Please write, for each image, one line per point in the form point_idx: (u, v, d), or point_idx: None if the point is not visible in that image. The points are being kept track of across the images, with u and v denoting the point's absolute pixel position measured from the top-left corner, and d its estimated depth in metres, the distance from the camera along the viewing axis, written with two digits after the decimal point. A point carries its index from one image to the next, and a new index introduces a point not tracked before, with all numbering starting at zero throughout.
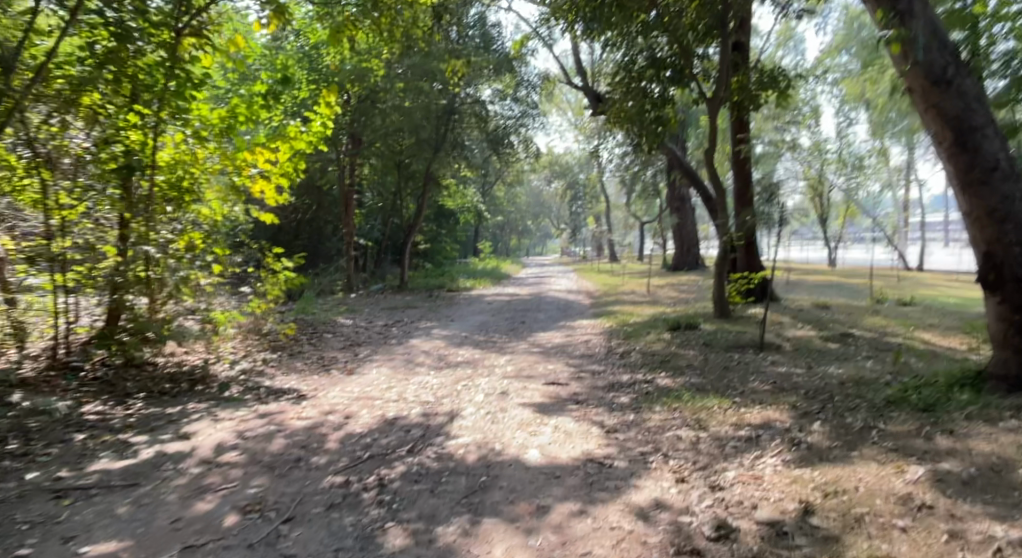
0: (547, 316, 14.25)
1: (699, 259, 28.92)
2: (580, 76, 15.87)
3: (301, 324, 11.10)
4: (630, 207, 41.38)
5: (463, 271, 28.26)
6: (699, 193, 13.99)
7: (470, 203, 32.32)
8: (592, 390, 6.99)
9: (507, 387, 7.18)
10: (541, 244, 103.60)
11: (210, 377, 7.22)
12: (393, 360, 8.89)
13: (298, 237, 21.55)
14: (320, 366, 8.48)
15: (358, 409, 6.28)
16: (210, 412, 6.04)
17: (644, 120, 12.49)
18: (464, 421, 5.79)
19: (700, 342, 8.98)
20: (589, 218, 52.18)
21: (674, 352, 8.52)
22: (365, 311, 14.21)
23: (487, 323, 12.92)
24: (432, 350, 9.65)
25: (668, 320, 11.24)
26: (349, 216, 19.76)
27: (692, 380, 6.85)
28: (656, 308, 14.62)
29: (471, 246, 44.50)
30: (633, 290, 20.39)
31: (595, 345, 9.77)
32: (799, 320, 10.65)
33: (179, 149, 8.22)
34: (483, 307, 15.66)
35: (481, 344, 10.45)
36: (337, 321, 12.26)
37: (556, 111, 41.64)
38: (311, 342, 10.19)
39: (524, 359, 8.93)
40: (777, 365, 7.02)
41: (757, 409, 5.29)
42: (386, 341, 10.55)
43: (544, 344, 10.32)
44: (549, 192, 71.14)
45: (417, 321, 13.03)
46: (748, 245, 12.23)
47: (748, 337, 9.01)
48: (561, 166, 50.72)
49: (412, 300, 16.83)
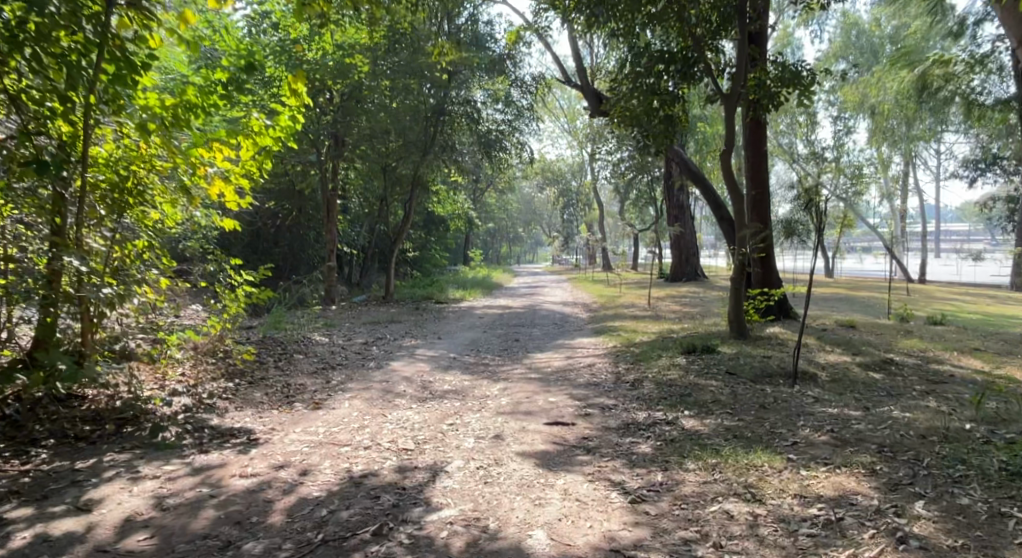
0: (543, 334, 13.05)
1: (698, 269, 27.83)
2: (578, 74, 14.79)
3: (269, 344, 9.85)
4: (624, 214, 40.36)
5: (452, 280, 27.10)
6: (708, 201, 12.85)
7: (460, 209, 31.16)
8: (604, 434, 5.83)
9: (502, 430, 5.99)
10: (533, 253, 102.58)
11: (145, 415, 5.97)
12: (369, 388, 7.69)
13: (278, 244, 20.31)
14: (282, 398, 7.24)
15: (318, 461, 5.09)
16: (130, 465, 4.84)
17: (652, 119, 11.34)
18: (448, 482, 4.62)
19: (722, 369, 7.82)
20: (582, 226, 51.24)
21: (695, 383, 7.36)
22: (344, 327, 12.99)
23: (477, 342, 11.71)
24: (416, 377, 8.44)
25: (680, 341, 10.06)
26: (332, 222, 18.56)
27: (724, 423, 5.69)
28: (662, 325, 13.43)
29: (462, 253, 43.35)
30: (632, 302, 19.28)
31: (601, 370, 8.64)
32: (827, 342, 9.55)
33: (122, 144, 7.04)
34: (473, 322, 14.46)
35: (471, 368, 9.26)
36: (311, 340, 11.01)
37: (549, 117, 40.64)
38: (277, 365, 8.95)
39: (521, 389, 7.78)
40: (826, 405, 5.89)
41: (824, 473, 4.13)
42: (364, 364, 9.33)
43: (542, 369, 9.14)
44: (541, 199, 70.19)
45: (400, 339, 11.80)
46: (764, 257, 11.08)
47: (777, 366, 7.87)
48: (553, 173, 49.75)
49: (397, 314, 15.62)
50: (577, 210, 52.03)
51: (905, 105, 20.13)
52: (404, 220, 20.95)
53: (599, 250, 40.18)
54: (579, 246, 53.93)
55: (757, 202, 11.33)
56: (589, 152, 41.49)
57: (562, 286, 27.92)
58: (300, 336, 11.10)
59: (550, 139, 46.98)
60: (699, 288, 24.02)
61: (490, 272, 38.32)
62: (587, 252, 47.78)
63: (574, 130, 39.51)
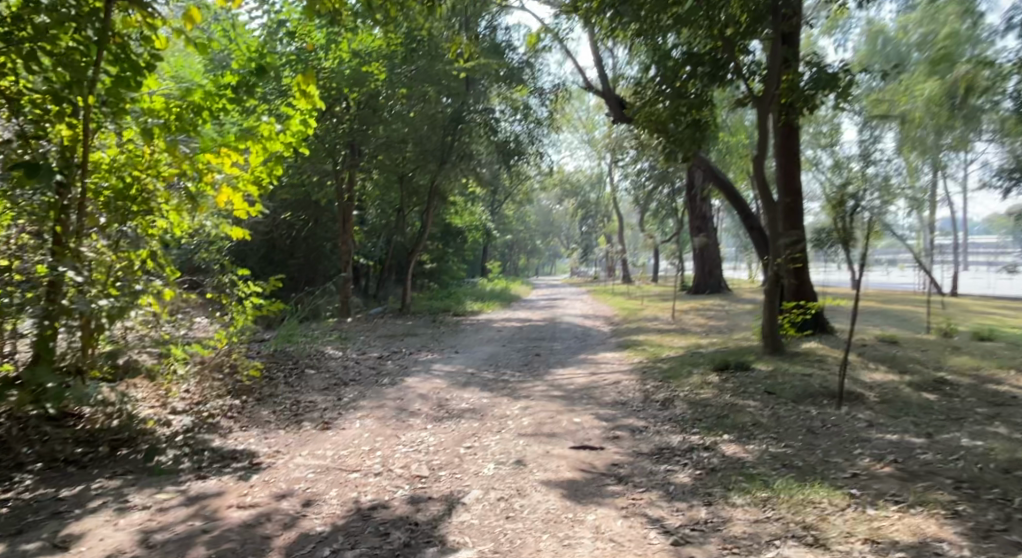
0: (564, 348, 12.54)
1: (721, 282, 27.15)
2: (600, 80, 14.37)
3: (280, 359, 9.45)
4: (644, 226, 39.78)
5: (470, 292, 26.69)
6: (737, 210, 12.32)
7: (478, 221, 30.82)
8: (637, 460, 5.34)
9: (524, 455, 5.52)
10: (551, 265, 102.06)
11: (141, 435, 5.55)
12: (382, 406, 7.25)
13: (294, 254, 20.03)
14: (291, 417, 6.82)
15: (324, 489, 4.65)
16: (120, 492, 4.42)
17: (678, 124, 10.89)
18: (467, 516, 4.15)
19: (760, 389, 7.29)
20: (600, 238, 50.71)
21: (731, 404, 6.83)
22: (359, 341, 12.57)
23: (496, 356, 11.25)
24: (433, 394, 7.99)
25: (712, 357, 9.52)
26: (348, 231, 18.27)
27: (770, 450, 5.17)
28: (689, 339, 12.88)
29: (480, 265, 42.98)
30: (655, 316, 18.74)
31: (628, 388, 8.14)
32: (869, 360, 8.97)
33: (126, 148, 6.68)
34: (492, 336, 13.98)
35: (491, 385, 8.81)
36: (324, 354, 10.60)
37: (567, 128, 40.28)
38: (288, 380, 8.54)
39: (544, 409, 7.30)
40: (882, 431, 5.35)
41: (897, 513, 3.62)
42: (378, 380, 8.90)
43: (565, 386, 8.66)
44: (559, 212, 69.80)
45: (416, 354, 11.36)
46: (799, 269, 10.53)
47: (819, 386, 7.32)
48: (572, 185, 49.35)
49: (414, 327, 15.20)
50: (596, 223, 51.51)
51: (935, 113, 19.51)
52: (422, 231, 20.61)
53: (618, 263, 39.60)
54: (598, 258, 53.36)
55: (790, 209, 10.80)
56: (608, 164, 41.06)
57: (581, 299, 27.39)
58: (312, 350, 10.70)
59: (569, 151, 46.62)
60: (724, 301, 23.37)
61: (508, 284, 37.86)
62: (606, 264, 47.18)
63: (593, 141, 39.09)
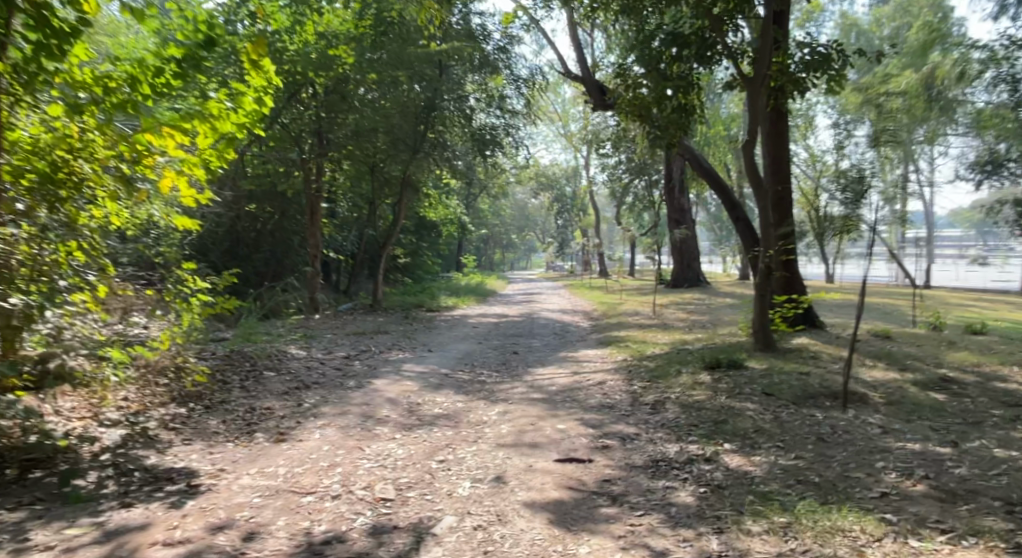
0: (543, 345, 11.92)
1: (700, 275, 26.77)
2: (578, 65, 13.77)
3: (237, 360, 8.70)
4: (620, 219, 39.35)
5: (444, 287, 26.02)
6: (722, 200, 11.84)
7: (453, 214, 30.09)
8: (631, 475, 4.75)
9: (504, 471, 4.91)
10: (526, 259, 101.54)
11: (56, 458, 4.65)
12: (346, 413, 6.58)
13: (261, 249, 19.21)
14: (242, 428, 6.11)
15: (271, 519, 3.98)
16: (22, 529, 3.70)
17: (662, 108, 10.29)
18: (439, 552, 3.53)
19: (758, 390, 6.75)
20: (576, 232, 50.28)
21: (730, 406, 6.28)
22: (325, 339, 11.84)
23: (473, 355, 10.61)
24: (403, 398, 7.33)
25: (701, 355, 8.99)
26: (316, 225, 17.65)
27: (780, 462, 4.61)
28: (674, 334, 12.38)
29: (454, 260, 42.21)
30: (635, 310, 18.23)
31: (614, 390, 7.57)
32: (865, 356, 8.51)
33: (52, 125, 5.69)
34: (467, 332, 13.34)
35: (467, 387, 8.18)
36: (286, 354, 9.84)
37: (542, 120, 39.67)
38: (244, 384, 7.80)
39: (524, 414, 6.68)
40: (900, 439, 4.84)
41: (947, 548, 3.10)
42: (343, 383, 8.20)
43: (547, 386, 8.05)
44: (534, 205, 69.26)
45: (386, 353, 10.66)
46: (788, 261, 10.03)
47: (821, 387, 6.80)
48: (547, 179, 48.81)
49: (385, 323, 14.51)
50: (572, 216, 51.03)
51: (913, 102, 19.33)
52: (394, 225, 19.88)
53: (595, 257, 39.18)
54: (574, 252, 52.92)
55: (778, 199, 10.29)
56: (585, 156, 40.59)
57: (558, 294, 26.85)
58: (273, 350, 9.94)
59: (545, 144, 46.05)
60: (704, 295, 22.97)
61: (483, 279, 37.19)
62: (582, 258, 46.69)
63: (569, 133, 38.52)
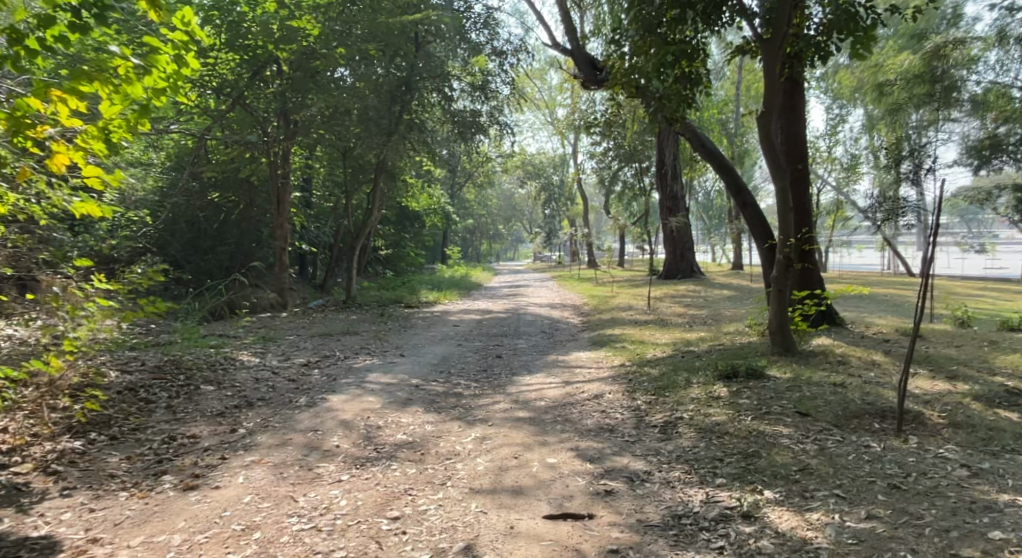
0: (530, 347, 10.69)
1: (693, 266, 25.60)
2: (566, 35, 12.47)
3: (173, 373, 7.42)
4: (609, 209, 38.16)
5: (426, 280, 24.70)
6: (727, 184, 10.61)
7: (436, 205, 28.78)
8: (644, 543, 3.55)
9: (477, 537, 3.71)
10: (514, 250, 100.25)
11: None
12: (285, 443, 5.33)
13: (225, 243, 18.12)
14: (150, 466, 4.84)
15: None
16: None
17: (663, 79, 9.09)
18: None
19: (790, 409, 5.56)
20: (564, 222, 49.05)
21: (761, 432, 5.09)
22: (285, 342, 10.55)
23: (451, 360, 9.37)
24: (361, 420, 6.09)
25: (714, 360, 7.82)
26: (284, 214, 16.53)
27: (847, 526, 3.47)
28: (675, 333, 11.20)
29: (439, 252, 40.89)
30: (629, 304, 17.06)
31: (615, 406, 6.35)
32: (902, 361, 7.34)
33: None
34: (446, 332, 12.10)
35: (442, 402, 6.95)
36: (233, 363, 8.55)
37: (528, 106, 38.35)
38: (172, 402, 6.54)
39: (507, 441, 5.45)
40: (999, 492, 3.69)
41: None
42: (293, 399, 6.93)
43: (533, 402, 6.83)
44: (521, 195, 67.88)
45: (352, 359, 9.38)
46: (804, 251, 8.82)
47: (865, 404, 5.63)
48: (534, 168, 47.51)
49: (357, 323, 13.24)
50: (559, 206, 49.75)
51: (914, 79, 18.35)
52: (369, 214, 18.59)
53: (583, 248, 37.97)
54: (563, 243, 51.66)
55: (797, 186, 9.13)
56: (572, 144, 39.37)
57: (545, 287, 25.63)
58: (219, 359, 8.65)
59: (531, 132, 44.76)
60: (699, 287, 21.82)
61: (468, 271, 35.90)
62: (570, 249, 45.47)
63: (556, 120, 37.19)
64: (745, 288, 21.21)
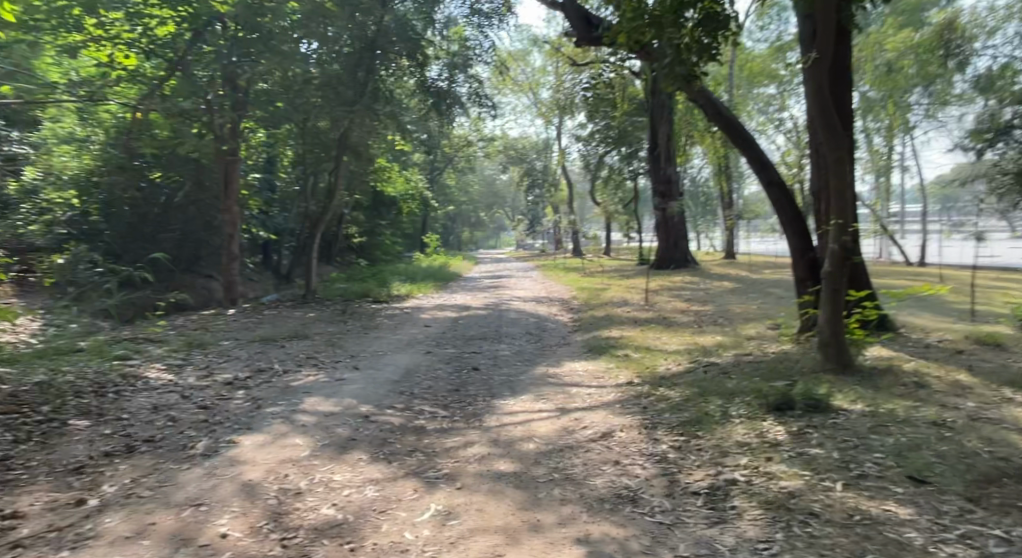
0: (514, 355, 8.91)
1: (687, 254, 23.97)
2: None
3: (36, 405, 5.59)
4: (595, 195, 36.47)
5: (401, 271, 22.81)
6: (750, 160, 8.91)
7: (413, 190, 26.91)
8: None
9: None
10: (496, 237, 98.24)
11: None
12: (142, 532, 3.53)
13: (170, 229, 16.25)
14: None
15: None
16: None
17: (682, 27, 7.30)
18: None
19: (892, 469, 3.81)
20: (548, 208, 47.27)
21: (867, 516, 3.34)
22: (216, 351, 8.70)
23: (416, 375, 7.55)
24: (273, 481, 4.28)
25: (751, 381, 6.07)
26: (231, 197, 14.67)
27: None
28: (684, 338, 9.48)
29: (418, 240, 38.98)
30: (624, 298, 15.39)
31: (634, 458, 4.57)
32: (1000, 381, 5.63)
33: None
34: (414, 335, 10.28)
35: (395, 445, 5.13)
36: (133, 383, 6.70)
37: (511, 86, 36.47)
38: (11, 453, 4.73)
39: (483, 522, 3.70)
40: None
41: None
42: (192, 440, 5.11)
43: (516, 445, 5.05)
44: (504, 180, 65.92)
45: (292, 374, 7.54)
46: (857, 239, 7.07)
47: (998, 459, 3.89)
48: (516, 152, 45.69)
49: (312, 323, 11.38)
50: (542, 192, 47.91)
51: (926, 48, 16.84)
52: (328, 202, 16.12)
53: (568, 236, 36.31)
54: (547, 230, 49.92)
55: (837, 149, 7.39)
56: (556, 127, 37.65)
57: (530, 278, 23.80)
58: (116, 378, 6.78)
59: (513, 115, 42.95)
60: (695, 277, 20.20)
61: (447, 259, 34.09)
62: (555, 236, 43.77)
63: (540, 100, 35.36)
64: (746, 279, 19.63)
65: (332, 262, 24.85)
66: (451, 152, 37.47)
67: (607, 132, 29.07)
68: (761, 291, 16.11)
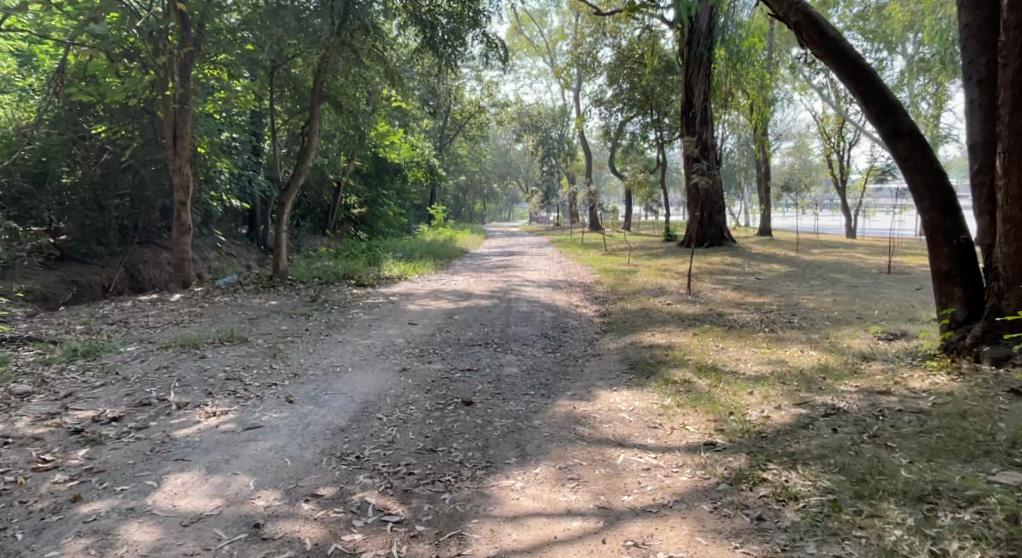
0: (525, 376, 6.29)
1: (723, 231, 21.12)
2: None
3: None
4: (615, 164, 33.49)
5: (401, 247, 20.17)
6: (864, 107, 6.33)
7: (418, 156, 24.22)
8: None
9: None
10: (508, 209, 94.92)
11: None
12: None
13: (118, 191, 13.67)
14: None
15: None
16: None
17: None
18: None
19: None
20: (563, 179, 44.24)
21: None
22: (104, 363, 6.19)
23: (375, 416, 4.96)
24: None
25: (944, 470, 3.43)
26: (182, 152, 11.92)
27: None
28: (764, 353, 6.76)
29: (426, 211, 36.30)
30: (658, 284, 12.73)
31: None
32: None
33: None
34: (391, 338, 7.67)
35: None
36: None
37: (526, 44, 33.44)
38: None
39: None
40: None
41: None
42: None
43: None
44: (518, 151, 62.59)
45: (185, 413, 4.96)
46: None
47: None
48: (531, 119, 42.66)
49: (265, 318, 8.79)
50: (558, 162, 44.85)
51: None
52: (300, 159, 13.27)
53: (586, 209, 33.47)
54: (562, 203, 46.87)
55: None
56: (575, 90, 34.59)
57: (544, 255, 21.18)
58: None
59: (529, 79, 39.84)
60: (736, 258, 17.45)
61: (455, 233, 31.54)
62: (571, 209, 40.91)
63: (558, 61, 32.36)
64: (797, 261, 16.84)
65: (325, 234, 22.26)
66: (461, 118, 34.53)
67: (631, 95, 26.07)
68: (822, 277, 13.34)
